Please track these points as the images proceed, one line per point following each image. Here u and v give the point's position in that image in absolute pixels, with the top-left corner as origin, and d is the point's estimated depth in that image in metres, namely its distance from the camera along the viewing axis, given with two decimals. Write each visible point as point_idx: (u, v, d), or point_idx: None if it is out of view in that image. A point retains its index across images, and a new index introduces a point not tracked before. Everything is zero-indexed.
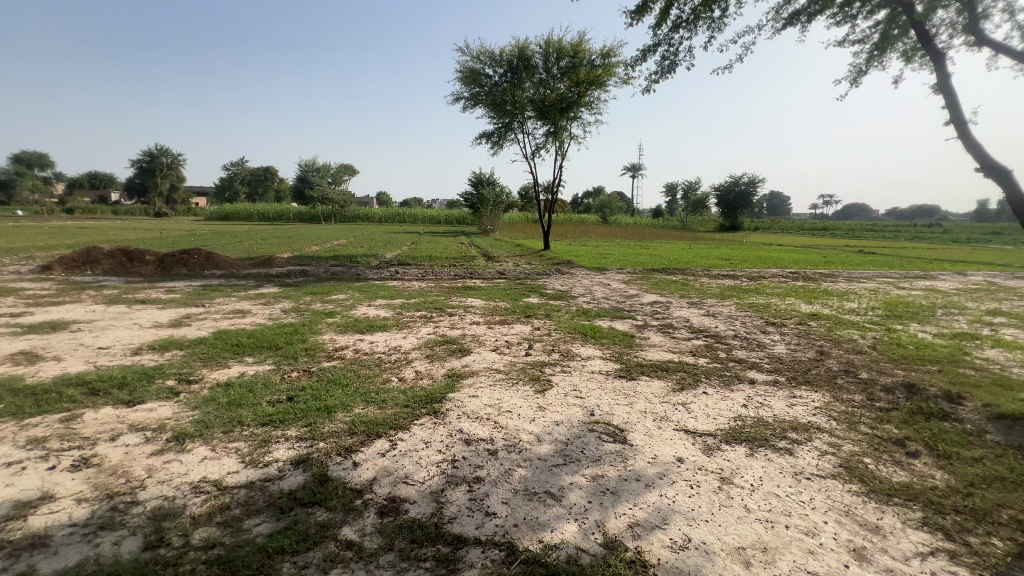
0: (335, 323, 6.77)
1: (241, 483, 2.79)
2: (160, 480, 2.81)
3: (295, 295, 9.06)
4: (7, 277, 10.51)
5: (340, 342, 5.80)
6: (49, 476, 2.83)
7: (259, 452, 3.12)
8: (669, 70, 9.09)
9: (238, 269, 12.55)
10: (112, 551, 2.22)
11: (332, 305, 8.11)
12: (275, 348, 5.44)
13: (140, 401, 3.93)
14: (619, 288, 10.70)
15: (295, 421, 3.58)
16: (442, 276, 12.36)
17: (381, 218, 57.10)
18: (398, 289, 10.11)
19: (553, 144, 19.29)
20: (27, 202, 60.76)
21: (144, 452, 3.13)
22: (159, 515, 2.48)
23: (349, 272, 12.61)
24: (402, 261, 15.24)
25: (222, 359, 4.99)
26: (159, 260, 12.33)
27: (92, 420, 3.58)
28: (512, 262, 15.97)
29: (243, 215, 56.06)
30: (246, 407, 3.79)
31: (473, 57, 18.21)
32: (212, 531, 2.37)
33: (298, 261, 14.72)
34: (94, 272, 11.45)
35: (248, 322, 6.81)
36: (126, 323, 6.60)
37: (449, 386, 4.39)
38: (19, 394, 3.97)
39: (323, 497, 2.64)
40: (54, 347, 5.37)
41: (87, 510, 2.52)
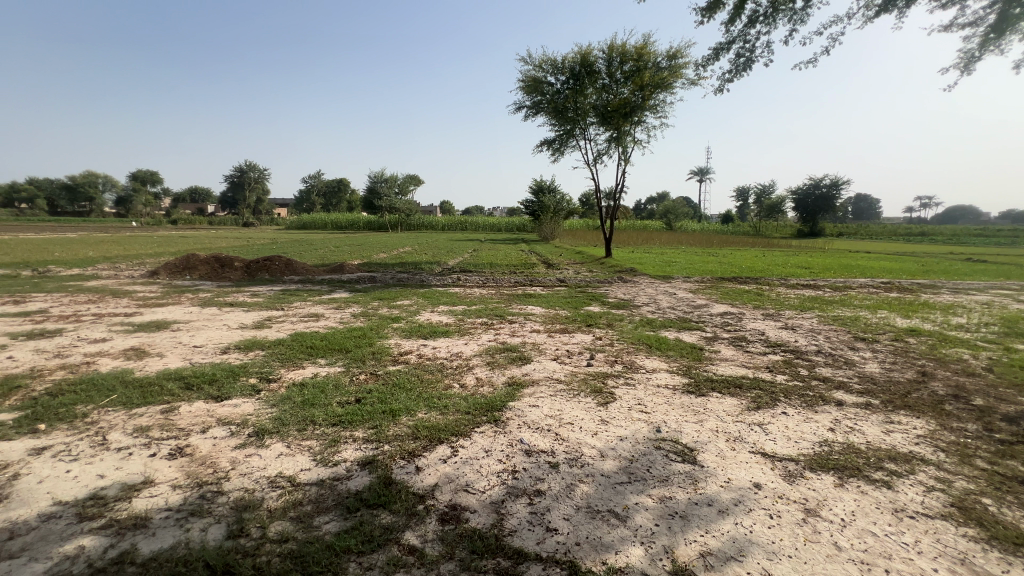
0: (400, 328, 7.03)
1: (313, 480, 2.93)
2: (242, 473, 3.01)
3: (364, 300, 9.51)
4: (123, 281, 11.95)
5: (405, 346, 6.01)
6: (150, 463, 3.14)
7: (329, 451, 3.28)
8: (744, 67, 8.68)
9: (313, 275, 13.41)
10: (200, 537, 2.40)
11: (398, 310, 8.44)
12: (345, 351, 5.71)
13: (227, 397, 4.26)
14: (686, 297, 10.25)
15: (363, 423, 3.73)
16: (502, 284, 12.47)
17: (444, 227, 58.86)
18: (460, 295, 10.34)
19: (616, 150, 18.99)
20: (140, 214, 68.79)
21: (229, 445, 3.38)
22: (240, 506, 2.67)
23: (413, 278, 13.05)
24: (464, 268, 15.59)
25: (298, 360, 5.32)
26: (246, 266, 13.45)
27: (187, 413, 3.94)
28: (573, 270, 15.84)
29: (319, 225, 60.16)
30: (318, 407, 4.00)
31: (536, 66, 18.34)
32: (287, 526, 2.50)
33: (367, 267, 15.48)
34: (192, 277, 12.72)
35: (322, 325, 7.24)
36: (217, 324, 7.25)
37: (509, 395, 4.38)
38: (129, 387, 4.45)
39: (388, 500, 2.71)
40: (158, 344, 6.00)
41: (179, 497, 2.75)
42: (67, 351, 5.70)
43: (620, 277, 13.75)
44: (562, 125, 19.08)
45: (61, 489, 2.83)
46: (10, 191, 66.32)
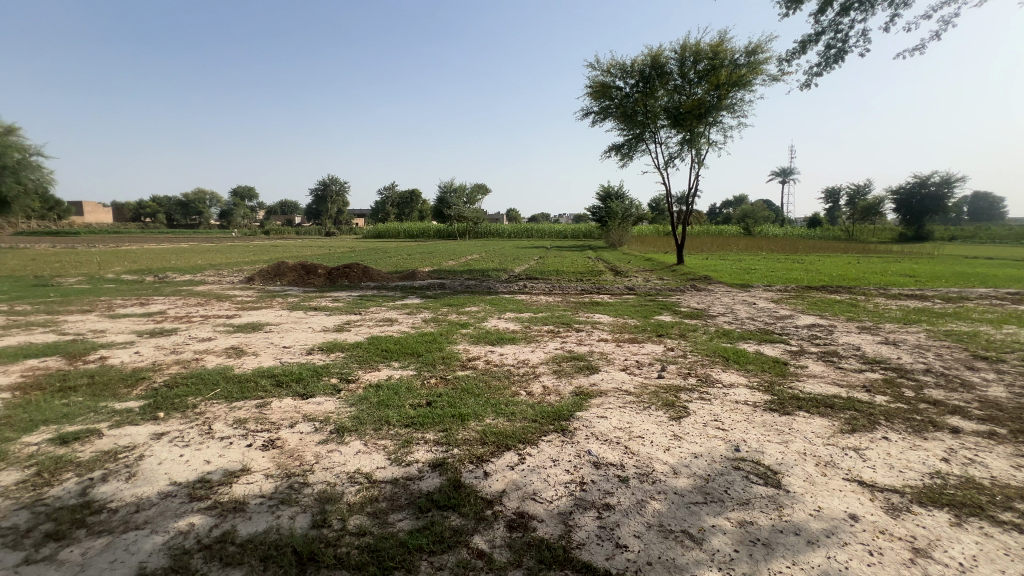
0: (469, 334, 7.20)
1: (387, 478, 3.07)
2: (324, 467, 3.23)
3: (434, 306, 9.85)
4: (226, 286, 13.34)
5: (473, 352, 6.14)
6: (248, 452, 3.46)
7: (402, 451, 3.42)
8: (835, 59, 8.03)
9: (388, 281, 14.13)
10: (289, 524, 2.60)
11: (466, 316, 8.67)
12: (416, 355, 5.95)
13: (311, 395, 4.59)
14: (767, 307, 9.58)
15: (433, 425, 3.85)
16: (569, 291, 12.39)
17: (511, 234, 59.62)
18: (527, 303, 10.41)
19: (689, 152, 18.28)
20: (239, 225, 76.47)
21: (313, 440, 3.64)
22: (322, 498, 2.86)
23: (481, 285, 13.33)
24: (530, 275, 15.69)
25: (375, 363, 5.63)
26: (329, 273, 14.47)
27: (278, 408, 4.30)
28: (642, 277, 15.40)
29: (393, 234, 63.42)
30: (392, 408, 4.20)
31: (604, 71, 18.14)
32: (364, 521, 2.64)
33: (437, 274, 16.04)
34: (282, 283, 13.91)
35: (396, 329, 7.61)
36: (303, 326, 7.87)
37: (576, 404, 4.33)
38: (229, 382, 4.95)
39: (457, 503, 2.77)
40: (254, 344, 6.62)
41: (271, 486, 3.00)
42: (180, 348, 6.45)
43: (693, 285, 13.14)
44: (631, 129, 18.70)
45: (176, 471, 3.20)
46: (138, 208, 76.62)
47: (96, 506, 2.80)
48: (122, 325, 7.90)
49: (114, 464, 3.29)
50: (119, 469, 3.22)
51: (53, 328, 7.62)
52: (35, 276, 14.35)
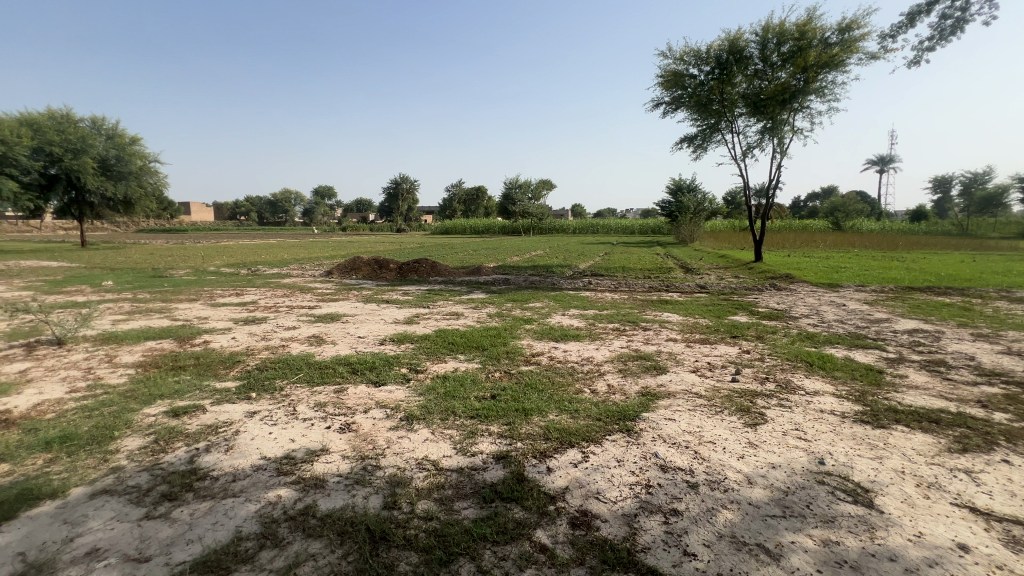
0: (532, 329, 7.24)
1: (453, 467, 3.18)
2: (395, 452, 3.40)
3: (499, 301, 10.00)
4: (308, 279, 14.40)
5: (537, 348, 6.17)
6: (327, 434, 3.73)
7: (468, 442, 3.52)
8: (953, 31, 7.10)
9: (454, 276, 14.54)
10: (363, 504, 2.77)
11: (530, 312, 8.71)
12: (481, 349, 6.07)
13: (383, 383, 4.85)
14: (859, 309, 8.72)
15: (498, 418, 3.92)
16: (636, 289, 12.04)
17: (575, 230, 58.96)
18: (591, 299, 10.26)
19: (770, 141, 17.05)
20: (320, 223, 82.09)
21: (385, 426, 3.84)
22: (393, 481, 3.01)
23: (545, 281, 13.34)
24: (595, 272, 15.43)
25: (442, 355, 5.82)
26: (399, 268, 15.16)
27: (353, 394, 4.59)
28: (716, 275, 14.62)
29: (460, 230, 65.06)
30: (458, 399, 4.33)
31: (676, 59, 17.33)
32: (432, 506, 2.75)
33: (502, 270, 16.25)
34: (357, 276, 14.76)
35: (462, 323, 7.82)
36: (376, 318, 8.31)
37: (642, 405, 4.21)
38: (311, 367, 5.35)
39: (521, 496, 2.81)
40: (332, 334, 7.10)
41: (347, 466, 3.21)
42: (269, 335, 7.07)
43: (771, 284, 12.27)
44: (705, 119, 17.76)
45: (266, 447, 3.51)
46: (235, 207, 84.65)
47: (201, 473, 3.16)
48: (222, 313, 8.80)
49: (216, 437, 3.68)
50: (220, 442, 3.60)
51: (167, 314, 8.66)
52: (153, 269, 16.35)
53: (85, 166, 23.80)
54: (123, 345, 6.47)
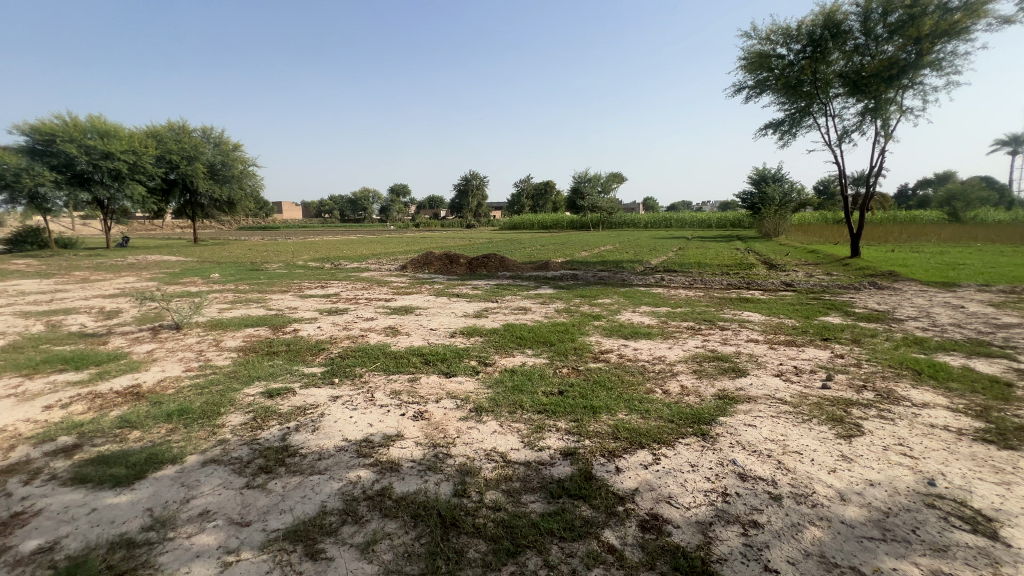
0: (601, 326, 7.12)
1: (521, 460, 3.21)
2: (464, 442, 3.50)
3: (567, 297, 9.93)
4: (385, 273, 15.20)
5: (606, 345, 6.06)
6: (402, 420, 3.92)
7: (535, 436, 3.54)
8: None
9: (522, 271, 14.64)
10: (435, 489, 2.89)
11: (599, 308, 8.58)
12: (549, 344, 6.07)
13: (454, 374, 5.01)
14: (981, 312, 7.64)
15: (565, 414, 3.91)
16: (712, 286, 11.42)
17: (647, 224, 56.97)
18: (663, 296, 9.88)
19: (872, 123, 15.35)
20: (396, 219, 86.20)
21: (455, 416, 3.97)
22: (463, 469, 3.11)
23: (615, 277, 13.03)
24: (667, 268, 14.84)
25: (510, 349, 5.90)
26: (469, 263, 15.55)
27: (426, 383, 4.79)
28: (804, 272, 13.49)
29: (528, 225, 65.40)
30: (526, 393, 4.37)
31: (762, 39, 16.09)
32: (500, 497, 2.81)
33: (570, 265, 16.11)
34: (430, 270, 15.37)
35: (530, 318, 7.87)
36: (447, 311, 8.59)
37: (719, 408, 4.00)
38: (388, 357, 5.65)
39: (589, 494, 2.79)
40: (407, 325, 7.45)
41: (420, 453, 3.37)
42: (350, 325, 7.57)
43: (871, 282, 11.09)
44: (795, 102, 16.36)
45: (348, 429, 3.77)
46: (320, 206, 91.16)
47: (292, 450, 3.46)
48: (309, 304, 9.56)
49: (304, 418, 4.01)
50: (308, 423, 3.92)
51: (263, 304, 9.56)
52: (252, 262, 18.12)
53: (197, 171, 26.81)
54: (227, 331, 7.24)
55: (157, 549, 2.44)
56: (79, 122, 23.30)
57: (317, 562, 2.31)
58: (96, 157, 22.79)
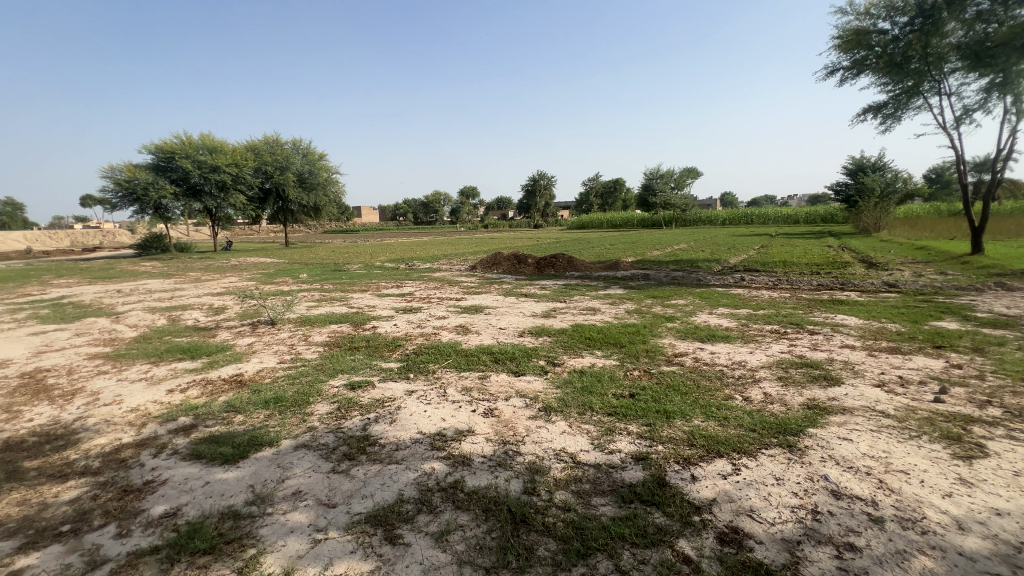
0: (674, 327, 6.85)
1: (591, 462, 3.18)
2: (534, 441, 3.53)
3: (638, 297, 9.65)
4: (456, 273, 15.68)
5: (679, 347, 5.82)
6: (472, 416, 4.03)
7: (605, 438, 3.49)
8: None
9: (591, 271, 14.43)
10: (505, 486, 2.94)
11: (672, 309, 8.25)
12: (619, 346, 5.94)
13: (523, 373, 5.07)
14: None
15: (637, 418, 3.81)
16: (800, 286, 10.55)
17: (725, 221, 53.84)
18: (743, 297, 9.30)
19: (999, 100, 13.40)
20: (465, 221, 88.57)
21: (525, 414, 4.01)
22: (532, 468, 3.14)
23: (689, 277, 12.44)
24: (748, 267, 13.95)
25: (579, 350, 5.85)
26: (537, 263, 15.61)
27: (496, 381, 4.89)
28: (912, 271, 12.07)
29: (596, 224, 64.43)
30: (595, 395, 4.31)
31: (860, 14, 14.65)
32: (569, 497, 2.80)
33: (640, 265, 15.63)
34: (499, 270, 15.63)
35: (599, 318, 7.75)
36: (516, 311, 8.70)
37: (808, 419, 3.70)
38: (459, 354, 5.83)
39: (662, 501, 2.70)
40: (477, 324, 7.63)
41: (490, 449, 3.44)
42: (423, 323, 7.90)
43: (997, 282, 9.66)
44: (900, 81, 14.72)
45: (422, 423, 3.95)
46: (396, 209, 95.96)
47: (372, 439, 3.68)
48: (386, 303, 10.11)
49: (382, 410, 4.25)
50: (386, 415, 4.15)
51: (345, 302, 10.26)
52: (336, 263, 19.51)
53: (289, 180, 29.36)
54: (315, 327, 7.86)
55: (258, 522, 2.71)
56: (193, 140, 26.46)
57: (396, 547, 2.44)
58: (206, 170, 25.74)
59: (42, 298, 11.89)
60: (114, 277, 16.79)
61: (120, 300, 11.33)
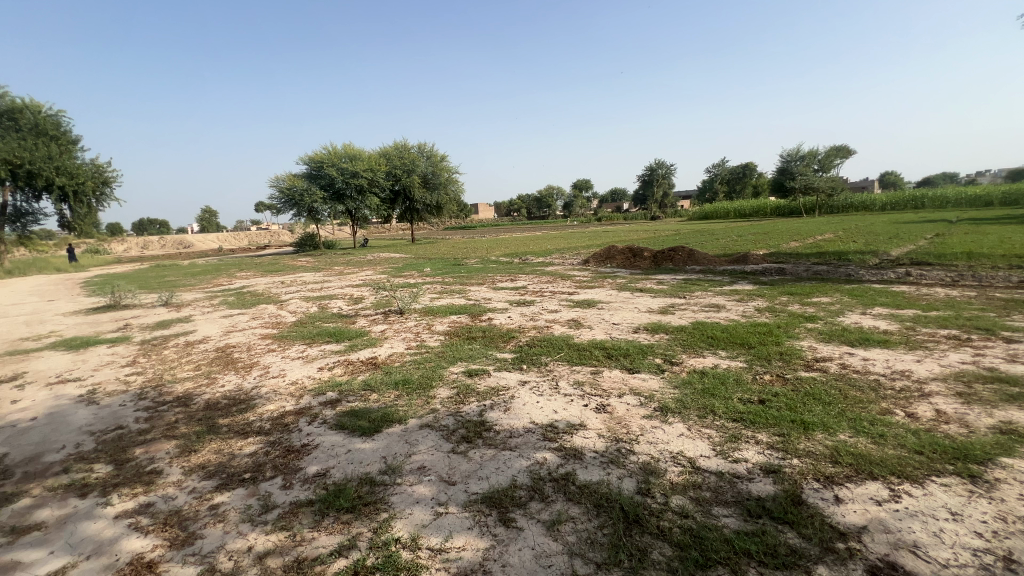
0: (815, 329, 6.05)
1: (712, 469, 2.96)
2: (648, 441, 3.41)
3: (770, 294, 8.72)
4: (569, 267, 15.69)
5: (822, 351, 5.13)
6: (584, 411, 4.02)
7: (729, 445, 3.23)
8: None
9: (714, 265, 13.34)
10: (618, 483, 2.89)
11: (814, 308, 7.29)
12: (747, 346, 5.43)
13: (637, 371, 4.89)
14: None
15: (766, 427, 3.45)
16: (991, 284, 8.55)
17: (885, 206, 45.77)
18: (908, 296, 7.85)
19: None
20: (578, 215, 87.99)
21: (639, 413, 3.88)
22: (647, 468, 3.03)
23: (836, 272, 10.84)
24: (917, 260, 11.70)
25: (700, 349, 5.47)
26: (654, 257, 14.91)
27: (609, 377, 4.80)
28: None
29: (722, 213, 59.46)
30: (718, 398, 4.00)
31: None
32: (687, 503, 2.65)
33: (774, 258, 14.03)
34: (613, 264, 15.27)
35: (723, 316, 7.17)
36: (630, 306, 8.43)
37: (999, 446, 3.01)
38: (571, 348, 5.84)
39: (797, 521, 2.42)
40: (589, 319, 7.56)
41: (602, 445, 3.40)
42: (536, 316, 8.04)
43: None
44: None
45: (535, 413, 4.04)
46: (510, 205, 99.04)
47: (488, 425, 3.87)
48: (501, 296, 10.49)
49: (497, 398, 4.45)
50: (500, 403, 4.33)
51: (464, 294, 10.88)
52: (456, 258, 20.81)
53: (415, 181, 31.89)
54: (437, 317, 8.48)
55: (390, 490, 3.03)
56: (338, 150, 30.42)
57: (509, 529, 2.55)
58: (347, 176, 29.32)
59: (229, 288, 14.58)
60: (279, 270, 19.96)
61: (283, 290, 13.44)
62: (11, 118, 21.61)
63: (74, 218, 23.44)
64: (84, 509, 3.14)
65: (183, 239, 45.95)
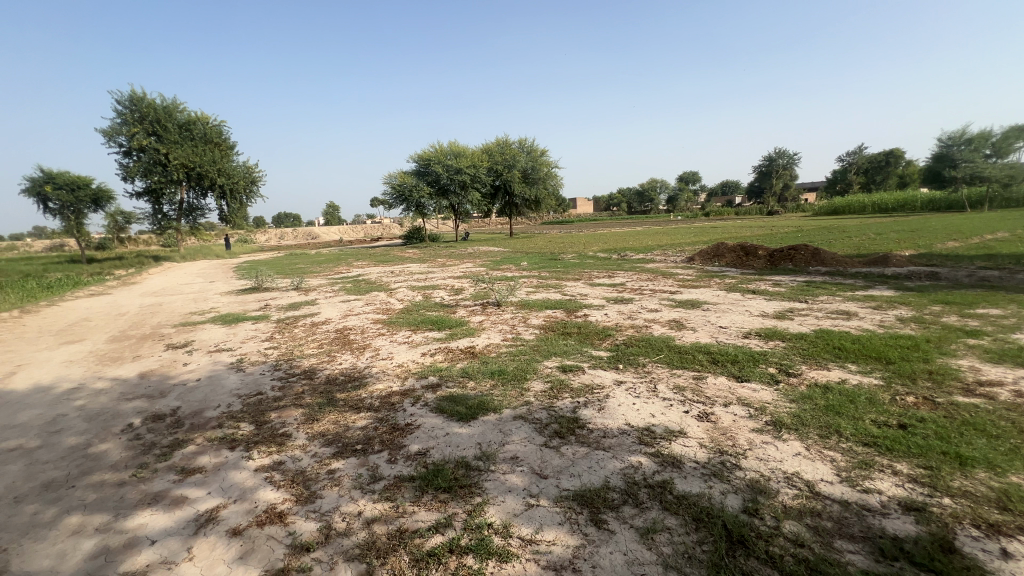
0: (977, 345, 5.07)
1: (836, 497, 2.63)
2: (758, 457, 3.12)
3: (916, 302, 7.48)
4: (672, 264, 14.92)
5: (988, 373, 4.28)
6: (684, 417, 3.80)
7: (857, 472, 2.84)
8: None
9: (844, 267, 11.77)
10: (721, 499, 2.69)
11: (978, 321, 6.11)
12: (884, 361, 4.72)
13: (746, 379, 4.50)
14: None
15: (908, 457, 2.97)
16: None
17: None
18: None
19: None
20: (683, 209, 83.17)
21: (748, 426, 3.57)
22: (755, 487, 2.78)
23: (1011, 279, 8.94)
24: None
25: (823, 360, 4.88)
26: (770, 256, 13.58)
27: (713, 384, 4.48)
28: None
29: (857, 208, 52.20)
30: (845, 418, 3.54)
31: None
32: (803, 531, 2.38)
33: (925, 261, 11.98)
34: (721, 263, 14.20)
35: (853, 325, 6.32)
36: (741, 309, 7.78)
37: None
38: (671, 350, 5.55)
39: (945, 570, 2.06)
40: (692, 320, 7.12)
41: (704, 456, 3.18)
42: (633, 315, 7.78)
43: None
44: None
45: (631, 415, 3.91)
46: (611, 200, 96.67)
47: (581, 422, 3.84)
48: (597, 292, 10.30)
49: (591, 396, 4.38)
50: (594, 401, 4.26)
51: (559, 289, 10.89)
52: (553, 253, 20.88)
53: (515, 177, 32.50)
54: (533, 310, 8.59)
55: (484, 476, 3.14)
56: (444, 148, 32.16)
57: (601, 530, 2.50)
58: (452, 172, 30.84)
59: (347, 276, 16.16)
60: (391, 261, 21.69)
61: (393, 279, 14.53)
62: (188, 130, 26.04)
63: (230, 212, 27.61)
64: (232, 460, 3.70)
65: (312, 231, 51.81)
